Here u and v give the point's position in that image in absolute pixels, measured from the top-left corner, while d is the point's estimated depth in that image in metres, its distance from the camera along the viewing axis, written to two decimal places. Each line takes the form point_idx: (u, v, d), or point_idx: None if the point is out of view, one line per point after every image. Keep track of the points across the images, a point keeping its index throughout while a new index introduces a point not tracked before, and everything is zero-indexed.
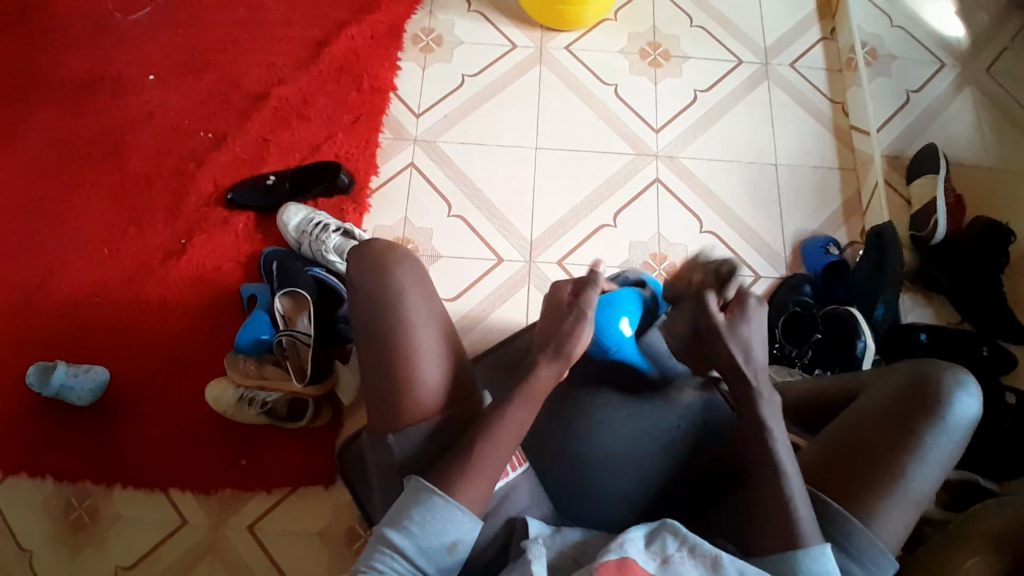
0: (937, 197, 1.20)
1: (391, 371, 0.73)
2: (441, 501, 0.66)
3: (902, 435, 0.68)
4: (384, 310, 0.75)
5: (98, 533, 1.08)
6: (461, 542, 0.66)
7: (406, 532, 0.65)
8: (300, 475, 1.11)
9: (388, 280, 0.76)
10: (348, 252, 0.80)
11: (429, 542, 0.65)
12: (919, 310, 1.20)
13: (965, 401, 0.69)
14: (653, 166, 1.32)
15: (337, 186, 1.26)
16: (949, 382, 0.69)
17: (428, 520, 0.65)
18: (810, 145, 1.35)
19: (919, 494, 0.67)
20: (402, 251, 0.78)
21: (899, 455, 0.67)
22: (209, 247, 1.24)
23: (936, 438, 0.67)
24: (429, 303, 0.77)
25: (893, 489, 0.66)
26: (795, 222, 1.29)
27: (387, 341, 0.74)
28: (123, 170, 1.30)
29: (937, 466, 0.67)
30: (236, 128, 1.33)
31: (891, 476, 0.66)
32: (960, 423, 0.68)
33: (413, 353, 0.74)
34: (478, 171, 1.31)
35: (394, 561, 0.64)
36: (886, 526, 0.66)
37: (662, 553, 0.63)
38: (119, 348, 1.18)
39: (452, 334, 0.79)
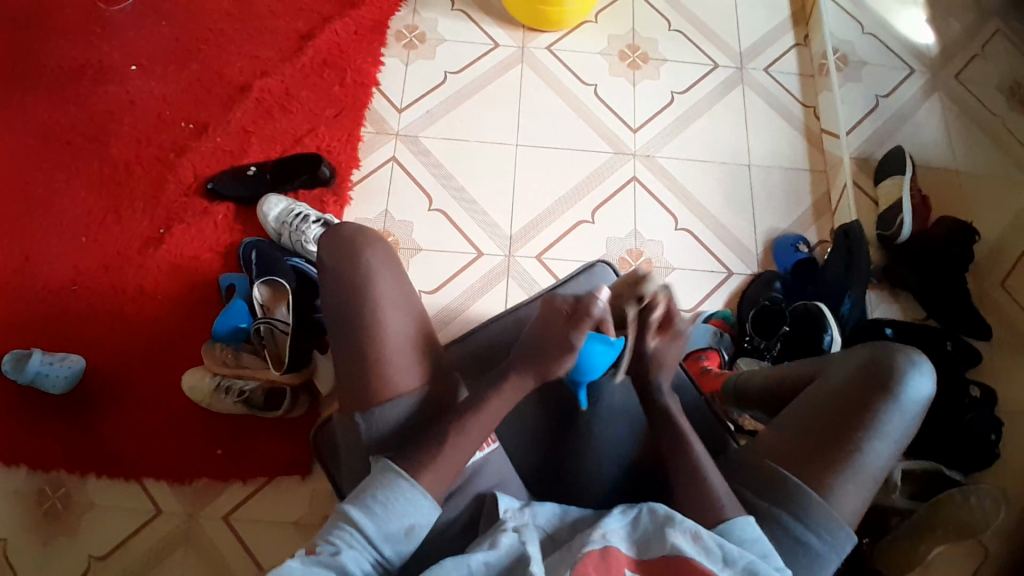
0: (903, 198, 1.23)
1: (362, 349, 0.74)
2: (406, 484, 0.67)
3: (857, 413, 0.70)
4: (356, 291, 0.76)
5: (71, 521, 1.08)
6: (418, 526, 0.67)
7: (367, 510, 0.66)
8: (277, 464, 1.12)
9: (360, 262, 0.77)
10: (323, 237, 0.81)
11: (388, 522, 0.65)
12: (885, 306, 1.24)
13: (918, 381, 0.72)
14: (631, 165, 1.35)
15: (319, 179, 1.27)
16: (903, 363, 0.72)
17: (391, 499, 0.66)
18: (783, 148, 1.39)
19: (876, 471, 0.69)
20: (370, 234, 0.80)
21: (858, 433, 0.69)
22: (189, 236, 1.25)
23: (890, 416, 0.70)
24: (399, 285, 0.79)
25: (851, 466, 0.68)
26: (767, 221, 1.32)
27: (356, 321, 0.75)
28: (103, 159, 1.30)
29: (891, 444, 0.70)
30: (217, 119, 1.34)
31: (850, 454, 0.69)
32: (913, 402, 0.71)
33: (382, 332, 0.75)
34: (461, 167, 1.32)
35: (351, 537, 0.65)
36: (844, 500, 0.68)
37: (642, 538, 0.65)
38: (95, 335, 1.18)
39: (420, 313, 0.80)
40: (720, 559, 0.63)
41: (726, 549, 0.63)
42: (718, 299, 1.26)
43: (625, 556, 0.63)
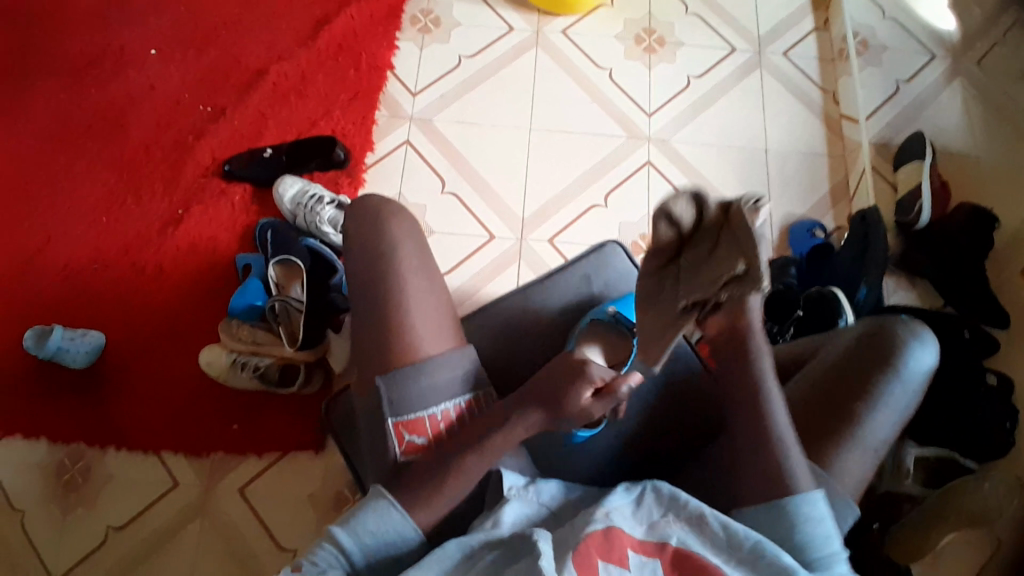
0: (923, 182, 1.21)
1: (378, 319, 0.77)
2: (398, 516, 0.66)
3: (859, 386, 0.71)
4: (380, 258, 0.80)
5: (92, 492, 1.10)
6: (401, 556, 0.67)
7: (356, 536, 0.65)
8: (292, 440, 1.14)
9: (386, 233, 0.81)
10: (349, 207, 0.85)
11: (374, 550, 0.66)
12: (902, 293, 1.21)
13: (920, 352, 0.72)
14: (645, 149, 1.34)
15: (333, 162, 1.28)
16: (905, 335, 0.73)
17: (380, 529, 0.66)
18: (800, 133, 1.37)
19: (876, 444, 0.71)
20: (395, 207, 0.84)
21: (860, 407, 0.71)
22: (206, 217, 1.27)
23: (892, 388, 0.71)
24: (421, 255, 0.82)
25: (852, 439, 0.70)
26: (783, 207, 1.30)
27: (378, 289, 0.78)
28: (124, 142, 1.32)
29: (891, 417, 0.71)
30: (235, 103, 1.36)
31: (852, 427, 0.70)
32: (914, 375, 0.72)
33: (401, 300, 0.77)
34: (474, 150, 1.33)
35: (336, 559, 0.65)
36: (847, 472, 0.69)
37: (647, 520, 0.66)
38: (116, 313, 1.20)
39: (440, 285, 0.83)
40: (725, 539, 0.64)
41: (730, 527, 0.64)
42: None
43: (630, 536, 0.63)
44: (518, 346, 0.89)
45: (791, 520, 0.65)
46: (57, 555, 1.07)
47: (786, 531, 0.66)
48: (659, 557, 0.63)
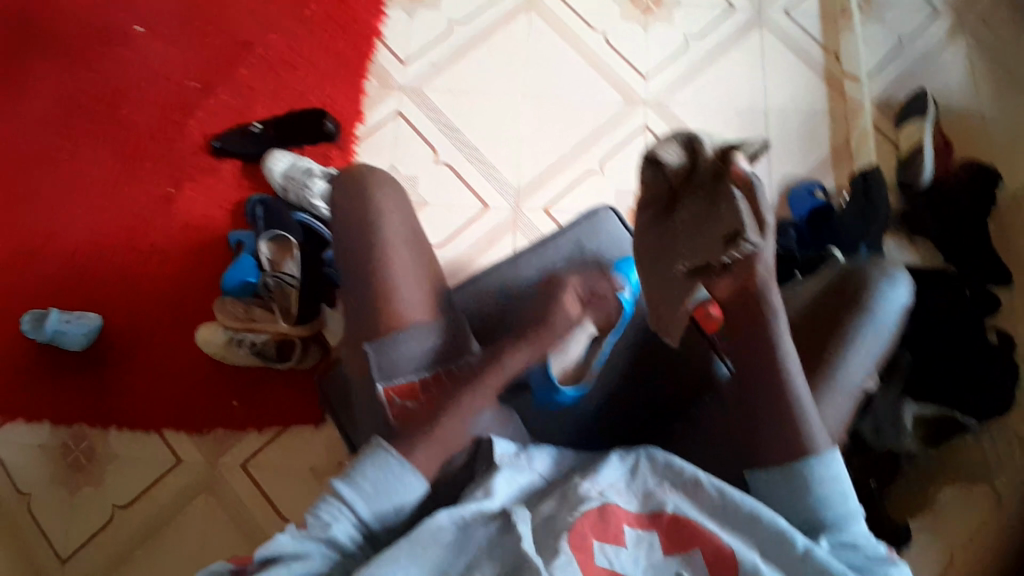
0: (925, 142, 1.18)
1: (368, 291, 0.77)
2: (398, 462, 0.65)
3: (840, 327, 0.78)
4: (369, 227, 0.79)
5: (97, 471, 1.12)
6: (407, 504, 0.65)
7: (358, 488, 0.63)
8: (292, 414, 1.14)
9: (371, 202, 0.81)
10: (335, 178, 0.86)
11: (379, 500, 0.64)
12: (902, 253, 1.18)
13: (891, 296, 0.80)
14: (641, 113, 1.32)
15: (323, 134, 1.26)
16: (878, 282, 0.80)
17: (382, 478, 0.64)
18: (801, 92, 1.33)
19: (856, 382, 0.77)
20: (382, 176, 0.84)
21: (842, 344, 0.77)
22: (197, 195, 1.25)
23: (868, 329, 0.78)
24: (408, 224, 0.82)
25: (837, 373, 0.76)
26: (783, 169, 1.28)
27: (368, 259, 0.77)
28: (111, 121, 1.31)
29: (868, 356, 0.78)
30: (222, 77, 1.33)
31: (837, 362, 0.76)
32: (885, 318, 0.79)
33: (387, 269, 0.77)
34: (466, 119, 1.30)
35: (340, 513, 0.62)
36: (834, 405, 0.75)
37: (643, 489, 0.67)
38: (111, 294, 1.20)
39: (427, 254, 0.83)
40: (719, 503, 0.64)
41: (726, 492, 0.64)
42: None
43: (625, 512, 0.64)
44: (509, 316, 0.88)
45: (803, 480, 0.67)
46: (65, 534, 1.08)
47: (802, 494, 0.67)
48: (656, 528, 0.63)
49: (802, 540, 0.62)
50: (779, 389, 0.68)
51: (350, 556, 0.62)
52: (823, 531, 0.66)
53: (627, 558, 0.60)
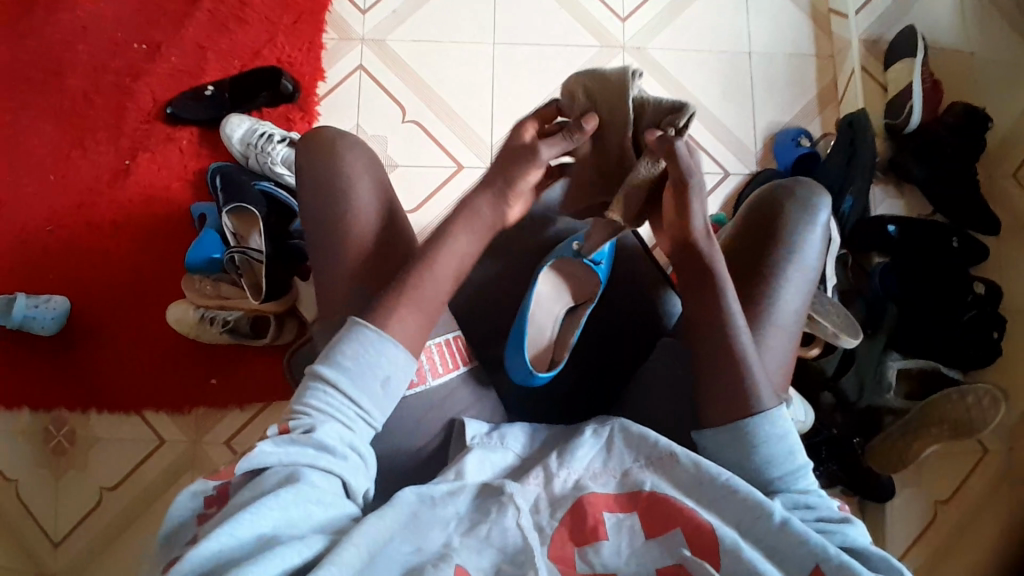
0: (913, 82, 1.12)
1: (333, 276, 0.73)
2: (373, 335, 0.64)
3: (765, 264, 0.71)
4: (333, 199, 0.74)
5: (80, 455, 1.10)
6: (394, 377, 0.64)
7: (337, 366, 0.63)
8: (272, 390, 1.12)
9: (337, 168, 0.75)
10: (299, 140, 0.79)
11: (362, 376, 0.63)
12: (889, 202, 1.15)
13: (810, 218, 0.73)
14: (620, 59, 1.24)
15: (281, 94, 1.19)
16: (793, 207, 0.73)
17: (360, 351, 0.63)
18: (787, 31, 1.26)
19: (791, 315, 0.71)
20: (350, 139, 0.77)
21: (770, 284, 0.71)
22: (156, 166, 1.19)
23: (793, 260, 0.72)
24: (377, 192, 0.76)
25: (769, 318, 0.70)
26: (767, 115, 1.22)
27: (330, 238, 0.73)
28: (58, 90, 1.22)
29: (800, 289, 0.72)
30: (171, 36, 1.24)
31: (768, 306, 0.70)
32: (811, 245, 0.73)
33: (355, 248, 0.73)
34: (434, 72, 1.23)
35: (325, 394, 0.62)
36: (769, 353, 0.69)
37: (620, 467, 0.66)
38: (76, 275, 1.15)
39: (403, 228, 0.77)
40: (693, 476, 0.63)
41: (702, 465, 0.63)
42: (716, 200, 1.18)
43: (604, 497, 0.62)
44: (486, 294, 0.83)
45: (750, 441, 0.64)
46: (55, 519, 1.08)
47: (745, 454, 0.64)
48: (635, 509, 0.62)
49: (777, 509, 0.60)
50: (730, 364, 0.65)
51: (342, 447, 0.60)
52: (777, 491, 0.64)
53: (609, 552, 0.59)
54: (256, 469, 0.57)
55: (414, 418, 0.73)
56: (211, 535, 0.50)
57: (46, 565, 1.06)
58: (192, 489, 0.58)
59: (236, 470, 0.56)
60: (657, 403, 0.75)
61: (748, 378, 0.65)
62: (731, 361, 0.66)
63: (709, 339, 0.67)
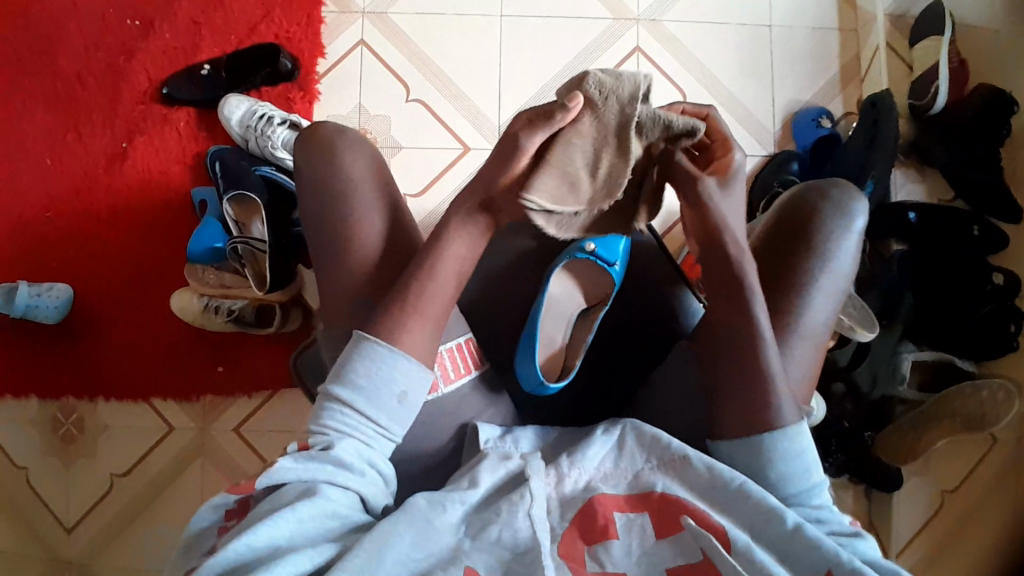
0: (940, 60, 1.08)
1: (340, 284, 0.70)
2: (385, 350, 0.62)
3: (794, 273, 0.69)
4: (338, 203, 0.71)
5: (89, 443, 1.11)
6: (411, 392, 0.63)
7: (352, 385, 0.61)
8: (279, 377, 1.12)
9: (342, 169, 0.72)
10: (301, 138, 0.75)
11: (376, 393, 0.62)
12: (910, 185, 1.13)
13: (843, 226, 0.71)
14: (634, 33, 1.18)
15: (280, 73, 1.14)
16: (827, 213, 0.71)
17: (374, 369, 0.62)
18: (810, 1, 1.19)
19: (819, 326, 0.69)
20: (354, 137, 0.74)
21: (799, 294, 0.69)
22: (153, 149, 1.15)
23: (824, 270, 0.69)
24: (383, 193, 0.73)
25: (796, 329, 0.68)
26: (786, 93, 1.17)
27: (336, 244, 0.71)
28: (48, 69, 1.17)
29: (828, 299, 0.70)
30: (162, 9, 1.18)
31: (795, 317, 0.68)
32: (843, 253, 0.70)
33: (360, 254, 0.70)
34: (439, 48, 1.17)
35: (342, 415, 0.61)
36: (794, 365, 0.68)
37: (632, 468, 0.65)
38: (76, 263, 1.13)
39: (409, 228, 0.75)
40: (708, 481, 0.62)
41: (716, 470, 0.62)
42: None
43: (613, 497, 0.62)
44: (498, 295, 0.81)
45: (766, 457, 0.63)
46: (68, 505, 1.09)
47: (762, 469, 0.63)
48: (646, 509, 0.61)
49: (790, 516, 0.59)
50: (744, 374, 0.64)
51: (360, 464, 0.60)
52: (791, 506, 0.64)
53: (618, 551, 0.58)
54: (275, 484, 0.57)
55: (427, 426, 0.72)
56: (228, 544, 0.51)
57: (62, 549, 1.08)
58: (212, 501, 0.58)
59: (256, 485, 0.56)
60: (671, 408, 0.74)
61: (771, 393, 0.64)
62: (751, 370, 0.64)
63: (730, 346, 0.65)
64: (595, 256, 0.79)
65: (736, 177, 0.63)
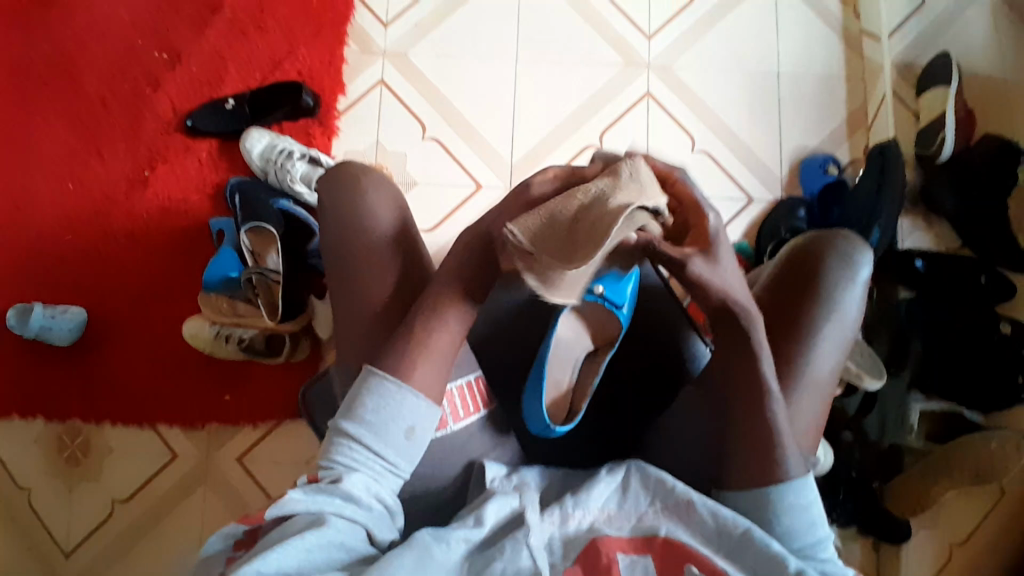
0: (947, 110, 1.10)
1: (356, 318, 0.72)
2: (393, 386, 0.63)
3: (800, 322, 0.70)
4: (359, 240, 0.73)
5: (94, 466, 1.11)
6: (419, 428, 0.63)
7: (361, 421, 0.62)
8: (286, 407, 1.12)
9: (365, 207, 0.74)
10: (326, 175, 0.78)
11: (383, 428, 0.62)
12: (917, 235, 1.15)
13: (849, 275, 0.72)
14: (645, 78, 1.22)
15: (301, 108, 1.18)
16: (832, 263, 0.72)
17: (382, 405, 0.62)
18: (818, 51, 1.23)
19: (825, 376, 0.70)
20: (378, 177, 0.76)
21: (805, 343, 0.69)
22: (174, 178, 1.18)
23: (829, 319, 0.70)
24: (404, 230, 0.75)
25: (802, 377, 0.69)
26: (794, 139, 1.19)
27: (356, 279, 0.72)
28: (77, 97, 1.21)
29: (834, 347, 0.70)
30: (190, 43, 1.22)
31: (801, 366, 0.69)
32: (848, 302, 0.71)
33: (379, 288, 0.72)
34: (456, 87, 1.21)
35: (351, 450, 0.62)
36: (800, 413, 0.69)
37: (635, 512, 0.65)
38: (92, 286, 1.15)
39: (427, 266, 0.76)
40: (711, 525, 0.62)
41: (719, 515, 0.62)
42: (738, 228, 1.16)
43: (617, 539, 0.61)
44: (508, 331, 0.82)
45: (772, 508, 0.63)
46: (68, 529, 1.09)
47: (768, 521, 0.64)
48: (649, 552, 0.61)
49: (795, 562, 0.59)
50: (748, 410, 0.65)
51: (367, 498, 0.60)
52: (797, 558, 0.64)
53: None
54: (284, 515, 0.58)
55: (435, 461, 0.73)
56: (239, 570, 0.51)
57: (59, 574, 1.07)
58: (223, 529, 0.59)
59: (265, 516, 0.57)
60: (678, 450, 0.74)
61: (777, 442, 0.64)
62: (759, 415, 0.64)
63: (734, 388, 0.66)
64: (603, 298, 0.79)
65: (720, 249, 0.59)
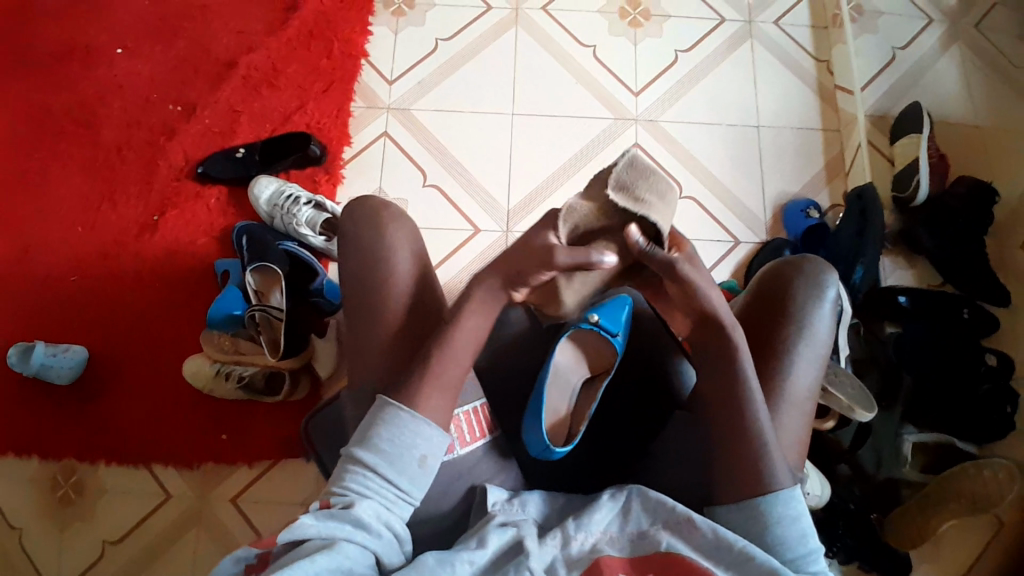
0: (920, 156, 1.17)
1: (368, 342, 0.73)
2: (407, 416, 0.64)
3: (772, 342, 0.73)
4: (376, 269, 0.75)
5: (85, 507, 1.09)
6: (431, 456, 0.64)
7: (375, 450, 0.63)
8: (283, 448, 1.11)
9: (384, 238, 0.76)
10: (350, 205, 0.80)
11: (400, 459, 0.63)
12: (900, 273, 1.18)
13: (816, 295, 0.75)
14: (634, 130, 1.29)
15: (309, 157, 1.24)
16: (799, 285, 0.75)
17: (396, 434, 0.63)
18: (794, 106, 1.31)
19: (805, 393, 0.72)
20: (398, 210, 0.79)
21: (779, 362, 0.72)
22: (183, 222, 1.23)
23: (802, 338, 0.73)
24: (420, 262, 0.77)
25: (780, 396, 0.71)
26: (777, 185, 1.26)
27: (373, 306, 0.74)
28: (94, 147, 1.28)
29: (809, 365, 0.73)
30: (205, 98, 1.30)
31: (778, 385, 0.71)
32: (819, 321, 0.74)
33: (397, 318, 0.73)
34: (455, 138, 1.28)
35: (365, 480, 0.62)
36: (781, 431, 0.71)
37: (637, 530, 0.64)
38: (96, 326, 1.17)
39: (438, 297, 0.78)
40: (714, 544, 0.61)
41: (720, 534, 0.61)
42: (726, 268, 1.20)
43: (618, 560, 0.61)
44: (507, 358, 0.84)
45: (765, 519, 0.64)
46: (54, 573, 1.06)
47: (766, 537, 0.63)
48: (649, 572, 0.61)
49: None
50: (743, 423, 0.66)
51: (377, 525, 0.60)
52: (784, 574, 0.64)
53: None
54: (296, 540, 0.58)
55: (436, 483, 0.73)
56: None
57: None
58: (234, 554, 0.58)
59: (278, 539, 0.57)
60: (676, 471, 0.74)
61: (765, 456, 0.65)
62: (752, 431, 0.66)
63: (727, 402, 0.67)
64: (599, 326, 0.83)
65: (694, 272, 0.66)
